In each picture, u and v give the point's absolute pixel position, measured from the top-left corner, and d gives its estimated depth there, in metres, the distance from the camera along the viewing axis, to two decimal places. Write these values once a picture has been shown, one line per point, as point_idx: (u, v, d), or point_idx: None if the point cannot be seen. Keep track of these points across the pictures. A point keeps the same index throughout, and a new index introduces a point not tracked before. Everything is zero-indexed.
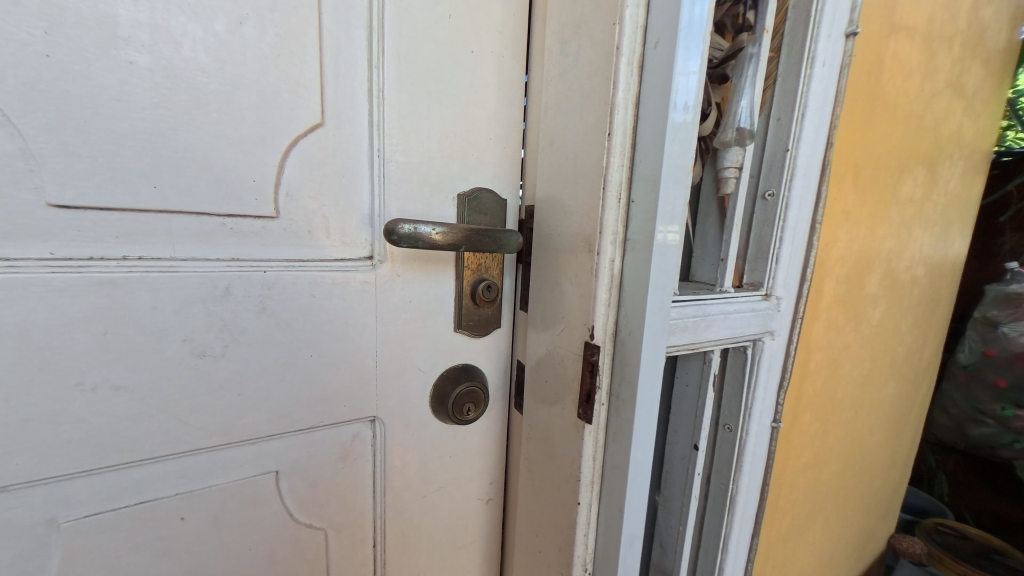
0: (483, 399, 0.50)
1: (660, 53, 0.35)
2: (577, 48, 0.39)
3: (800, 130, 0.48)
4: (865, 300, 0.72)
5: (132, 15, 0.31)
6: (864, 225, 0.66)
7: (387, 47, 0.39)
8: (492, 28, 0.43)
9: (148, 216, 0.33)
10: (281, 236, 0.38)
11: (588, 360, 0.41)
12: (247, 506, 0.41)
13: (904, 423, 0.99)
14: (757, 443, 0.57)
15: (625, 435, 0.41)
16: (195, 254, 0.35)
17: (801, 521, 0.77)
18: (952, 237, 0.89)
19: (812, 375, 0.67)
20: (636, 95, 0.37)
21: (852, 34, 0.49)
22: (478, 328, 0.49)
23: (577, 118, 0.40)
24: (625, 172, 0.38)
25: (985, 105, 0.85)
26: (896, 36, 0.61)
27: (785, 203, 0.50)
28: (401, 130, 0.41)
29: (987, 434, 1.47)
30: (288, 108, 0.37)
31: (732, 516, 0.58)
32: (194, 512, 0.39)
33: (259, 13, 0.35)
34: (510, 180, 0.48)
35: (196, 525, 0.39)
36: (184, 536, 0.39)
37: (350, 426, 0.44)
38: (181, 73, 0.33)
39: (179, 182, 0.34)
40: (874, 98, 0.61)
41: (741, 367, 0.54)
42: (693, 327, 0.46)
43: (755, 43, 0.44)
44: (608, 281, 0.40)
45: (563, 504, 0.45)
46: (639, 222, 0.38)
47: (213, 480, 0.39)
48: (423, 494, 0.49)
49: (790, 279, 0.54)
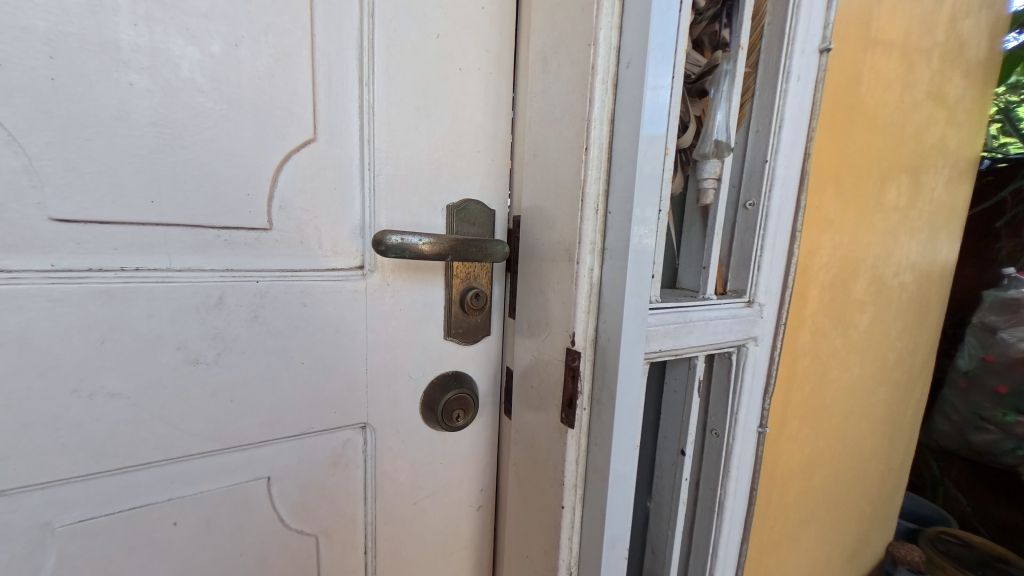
0: (473, 406, 0.51)
1: (632, 73, 0.37)
2: (557, 65, 0.41)
3: (777, 141, 0.50)
4: (851, 306, 0.73)
5: (133, 39, 0.33)
6: (847, 233, 0.67)
7: (376, 66, 0.41)
8: (478, 46, 0.45)
9: (144, 229, 0.35)
10: (273, 247, 0.40)
11: (570, 366, 0.42)
12: (240, 512, 0.42)
13: (897, 428, 0.99)
14: (744, 448, 0.58)
15: (605, 439, 0.42)
16: (191, 264, 0.37)
17: (792, 528, 0.77)
18: (940, 244, 0.90)
19: (800, 382, 0.68)
20: (611, 112, 0.39)
21: (826, 50, 0.51)
22: (467, 335, 0.50)
23: (558, 132, 0.42)
24: (602, 184, 0.40)
25: (968, 114, 0.87)
26: (873, 50, 0.63)
27: (764, 212, 0.51)
28: (390, 144, 0.43)
29: (989, 441, 1.48)
30: (282, 124, 0.39)
31: (720, 520, 0.58)
32: (186, 518, 0.40)
33: (254, 35, 0.37)
34: (498, 192, 0.49)
35: (189, 531, 0.40)
36: (177, 542, 0.40)
37: (341, 433, 0.45)
38: (180, 92, 0.35)
39: (175, 196, 0.36)
40: (852, 110, 0.63)
41: (727, 372, 0.55)
42: (674, 333, 0.46)
43: (730, 60, 0.46)
44: (587, 289, 0.41)
45: (548, 508, 0.45)
46: (616, 233, 0.39)
47: (204, 486, 0.40)
48: (414, 501, 0.50)
49: (772, 285, 0.55)
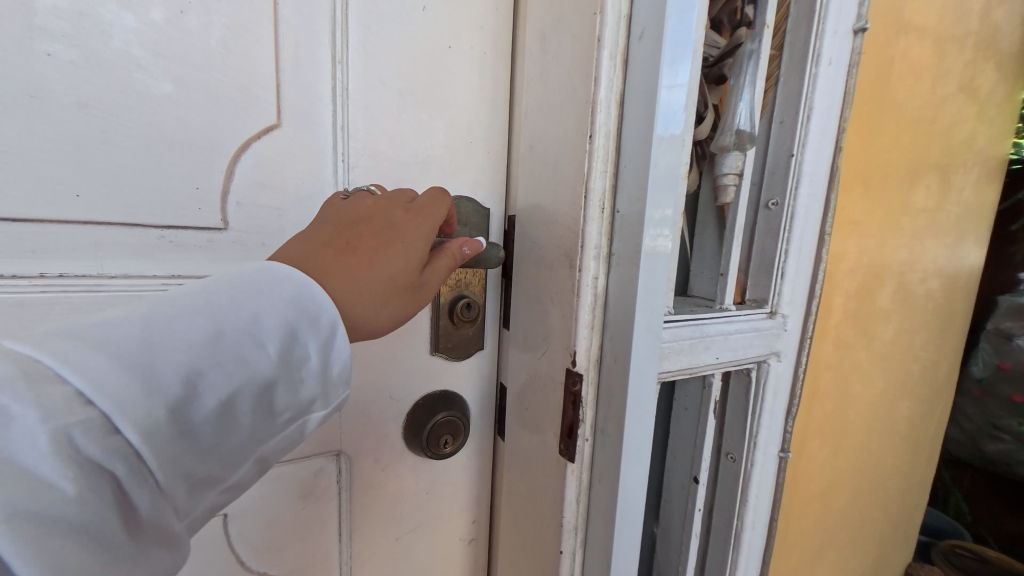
0: (463, 431, 0.45)
1: (644, 47, 0.32)
2: (557, 43, 0.36)
3: (805, 133, 0.44)
4: (876, 315, 0.67)
5: (52, 2, 0.28)
6: (874, 237, 0.62)
7: (353, 45, 0.36)
8: (471, 24, 0.40)
9: (72, 228, 0.30)
10: (229, 250, 0.35)
11: (570, 391, 0.37)
12: (399, 284, 0.31)
13: (920, 444, 0.92)
14: (764, 474, 0.52)
15: (611, 476, 0.36)
16: (128, 270, 0.32)
17: (810, 556, 0.71)
18: (967, 248, 0.84)
19: (822, 398, 0.62)
20: (620, 95, 0.33)
21: (861, 30, 0.45)
22: (457, 351, 0.44)
23: (557, 120, 0.36)
24: (609, 178, 0.34)
25: (999, 110, 0.81)
26: (905, 36, 0.57)
27: (790, 212, 0.46)
28: (366, 133, 0.37)
29: (1003, 451, 1.42)
30: (239, 108, 0.34)
31: (737, 554, 0.52)
32: (377, 276, 0.31)
33: (204, 3, 0.31)
34: (492, 188, 0.44)
35: (351, 252, 0.30)
36: (374, 325, 0.31)
37: (312, 462, 0.40)
38: (112, 67, 0.30)
39: (106, 190, 0.31)
40: (883, 103, 0.57)
41: (745, 391, 0.50)
42: (689, 350, 0.41)
43: (754, 38, 0.41)
44: (591, 302, 0.35)
45: (546, 550, 0.40)
46: (624, 236, 0.34)
47: (402, 212, 0.33)
48: (396, 535, 0.45)
49: (797, 295, 0.49)
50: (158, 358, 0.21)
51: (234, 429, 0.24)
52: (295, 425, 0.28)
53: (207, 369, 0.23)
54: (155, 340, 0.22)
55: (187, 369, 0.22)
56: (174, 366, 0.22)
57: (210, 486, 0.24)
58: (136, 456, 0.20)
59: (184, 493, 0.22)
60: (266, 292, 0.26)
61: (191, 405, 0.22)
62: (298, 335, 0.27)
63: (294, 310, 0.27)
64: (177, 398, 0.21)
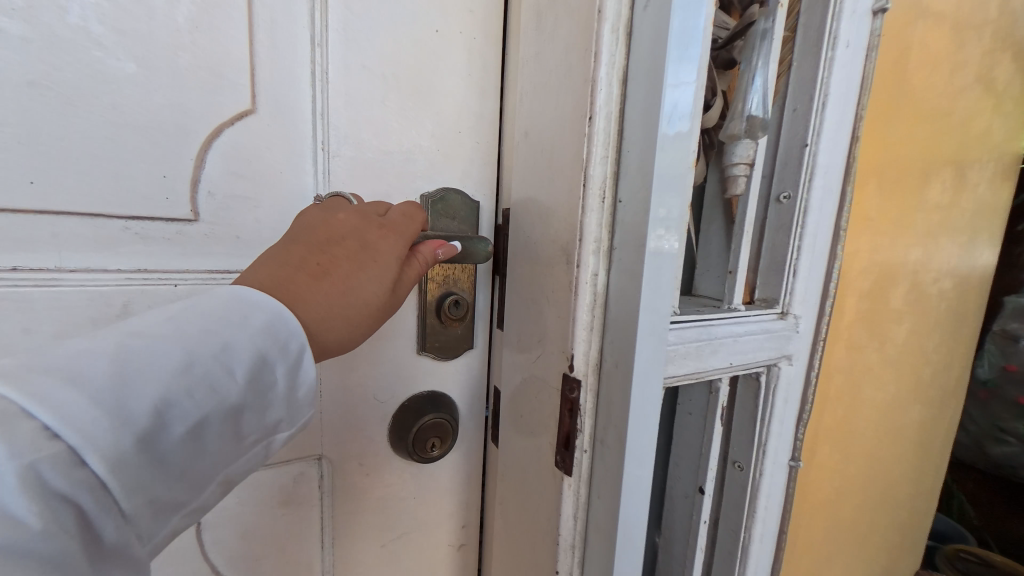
0: (451, 433, 0.42)
1: (648, 19, 0.29)
2: (556, 21, 0.33)
3: (821, 122, 0.42)
4: (889, 316, 0.64)
5: None
6: (888, 234, 0.59)
7: (334, 23, 0.33)
8: (463, 4, 0.37)
9: (21, 218, 0.27)
10: (200, 242, 0.32)
11: (567, 398, 0.34)
12: (379, 307, 0.29)
13: (929, 449, 0.89)
14: (773, 484, 0.49)
15: (611, 491, 0.33)
16: (88, 263, 0.29)
17: (817, 566, 0.68)
18: (980, 246, 0.81)
19: (832, 403, 0.59)
20: (624, 73, 0.30)
21: (881, 11, 0.42)
22: (445, 350, 0.42)
23: (555, 104, 0.33)
24: (609, 165, 0.31)
25: (1014, 103, 0.78)
26: (923, 22, 0.54)
27: (803, 206, 0.43)
28: (348, 119, 0.35)
29: (1009, 454, 1.39)
30: (209, 89, 0.31)
31: (744, 567, 0.50)
32: (364, 295, 0.28)
33: None
34: (485, 180, 0.41)
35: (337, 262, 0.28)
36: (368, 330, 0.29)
37: (293, 466, 0.38)
38: (69, 44, 0.27)
39: (58, 176, 0.28)
40: (898, 93, 0.54)
41: (754, 396, 0.47)
42: (696, 353, 0.38)
43: (768, 16, 0.38)
44: (590, 301, 0.33)
45: (541, 567, 0.37)
46: (626, 229, 0.31)
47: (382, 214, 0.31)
48: (382, 543, 0.42)
49: (810, 294, 0.46)
50: (124, 386, 0.19)
51: (201, 455, 0.22)
52: (262, 450, 0.26)
53: (180, 397, 0.21)
54: (122, 368, 0.20)
55: (157, 398, 0.20)
56: (143, 396, 0.20)
57: (179, 514, 0.22)
58: (101, 488, 0.18)
59: (149, 523, 0.20)
60: (238, 318, 0.24)
61: (158, 434, 0.20)
62: (271, 361, 0.25)
63: (269, 336, 0.25)
64: (146, 428, 0.20)
